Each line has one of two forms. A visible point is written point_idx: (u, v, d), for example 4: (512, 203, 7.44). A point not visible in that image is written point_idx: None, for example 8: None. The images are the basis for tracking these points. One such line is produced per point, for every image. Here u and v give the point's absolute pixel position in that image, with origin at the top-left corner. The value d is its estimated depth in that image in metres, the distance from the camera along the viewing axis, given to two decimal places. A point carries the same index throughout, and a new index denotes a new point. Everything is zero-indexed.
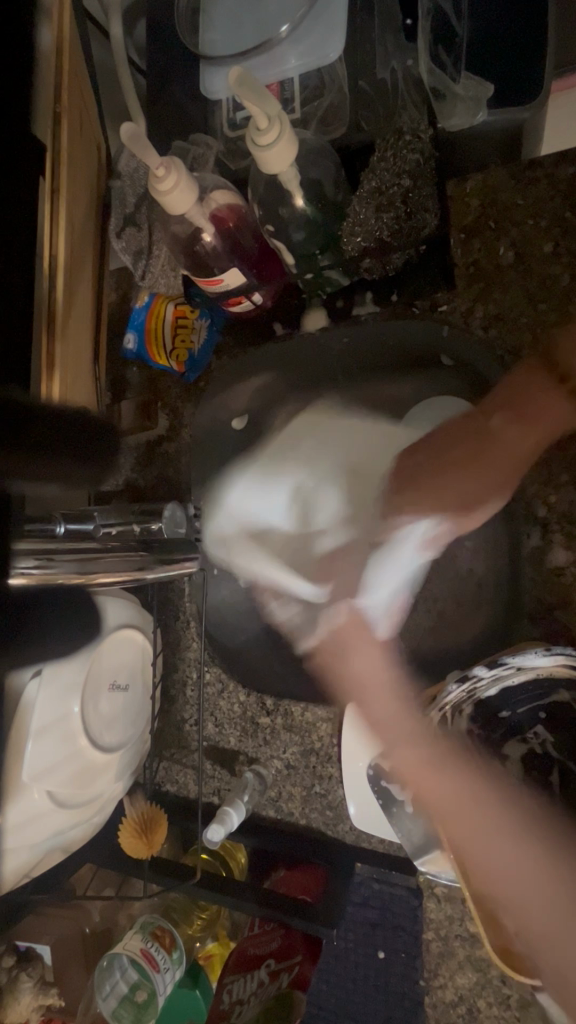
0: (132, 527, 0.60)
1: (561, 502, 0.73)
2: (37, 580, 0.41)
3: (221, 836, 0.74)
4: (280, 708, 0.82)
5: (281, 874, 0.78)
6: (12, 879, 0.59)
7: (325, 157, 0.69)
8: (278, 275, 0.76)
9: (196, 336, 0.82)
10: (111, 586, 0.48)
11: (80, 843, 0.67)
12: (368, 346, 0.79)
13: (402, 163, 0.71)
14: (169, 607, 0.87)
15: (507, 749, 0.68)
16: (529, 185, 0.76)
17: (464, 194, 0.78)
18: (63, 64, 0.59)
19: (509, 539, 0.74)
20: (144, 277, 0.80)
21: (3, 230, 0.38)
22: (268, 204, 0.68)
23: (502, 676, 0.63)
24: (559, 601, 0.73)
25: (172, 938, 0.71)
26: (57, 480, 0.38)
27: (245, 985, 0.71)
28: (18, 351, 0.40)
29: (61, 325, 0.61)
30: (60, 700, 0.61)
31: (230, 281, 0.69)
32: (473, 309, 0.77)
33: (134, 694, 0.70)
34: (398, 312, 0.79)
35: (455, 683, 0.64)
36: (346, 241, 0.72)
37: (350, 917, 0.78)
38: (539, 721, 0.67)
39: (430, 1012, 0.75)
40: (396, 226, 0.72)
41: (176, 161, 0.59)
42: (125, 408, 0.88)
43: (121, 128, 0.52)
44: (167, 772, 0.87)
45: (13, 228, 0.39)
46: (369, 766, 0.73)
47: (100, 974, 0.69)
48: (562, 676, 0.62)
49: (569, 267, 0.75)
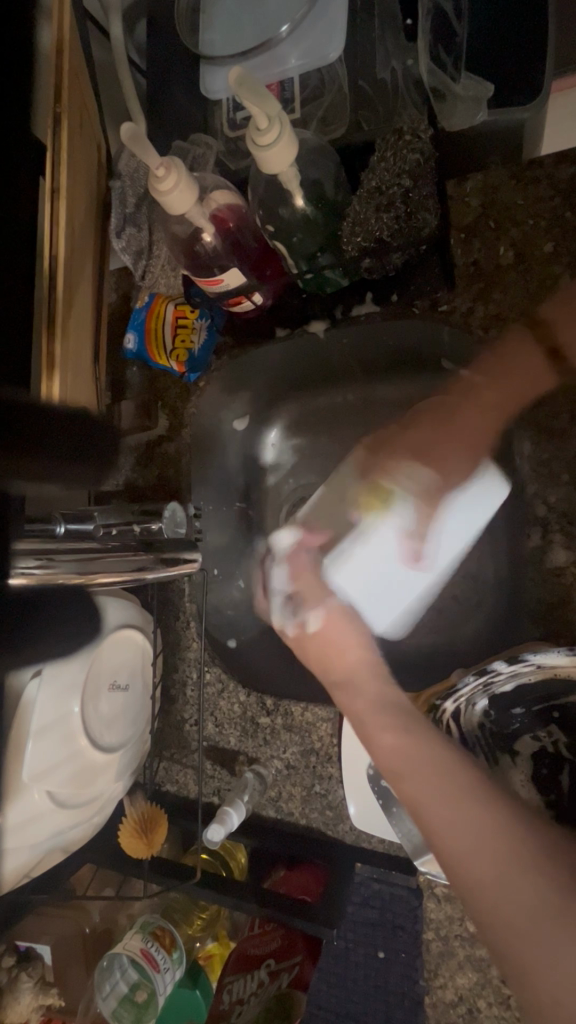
0: (132, 527, 0.60)
1: (561, 502, 0.74)
2: (38, 580, 0.41)
3: (221, 836, 0.73)
4: (280, 709, 0.82)
5: (281, 874, 0.79)
6: (13, 879, 0.59)
7: (326, 157, 0.69)
8: (278, 274, 0.76)
9: (196, 337, 0.82)
10: (111, 586, 0.47)
11: (80, 844, 0.67)
12: (371, 349, 0.79)
13: (402, 163, 0.69)
14: (169, 607, 0.87)
15: (517, 749, 0.68)
16: (529, 185, 0.77)
17: (464, 194, 0.79)
18: (63, 62, 0.59)
19: (512, 539, 0.73)
20: (144, 277, 0.81)
21: (8, 228, 0.38)
22: (268, 204, 0.68)
23: (519, 675, 0.64)
24: (560, 601, 0.74)
25: (172, 938, 0.71)
26: (57, 478, 0.38)
27: (246, 985, 0.71)
28: (19, 349, 0.39)
29: (61, 326, 0.61)
30: (60, 700, 0.61)
31: (230, 281, 0.69)
32: (473, 309, 0.78)
33: (134, 695, 0.70)
34: (398, 312, 0.78)
35: (472, 673, 0.64)
36: (347, 241, 0.71)
37: (350, 917, 0.77)
38: (551, 720, 0.67)
39: (430, 1012, 0.75)
40: (396, 226, 0.70)
41: (176, 160, 0.59)
42: (125, 408, 0.89)
43: (121, 128, 0.52)
44: (166, 772, 0.87)
45: (17, 227, 0.39)
46: (370, 765, 0.74)
47: (100, 974, 0.69)
48: (566, 677, 0.63)
49: (568, 268, 0.76)
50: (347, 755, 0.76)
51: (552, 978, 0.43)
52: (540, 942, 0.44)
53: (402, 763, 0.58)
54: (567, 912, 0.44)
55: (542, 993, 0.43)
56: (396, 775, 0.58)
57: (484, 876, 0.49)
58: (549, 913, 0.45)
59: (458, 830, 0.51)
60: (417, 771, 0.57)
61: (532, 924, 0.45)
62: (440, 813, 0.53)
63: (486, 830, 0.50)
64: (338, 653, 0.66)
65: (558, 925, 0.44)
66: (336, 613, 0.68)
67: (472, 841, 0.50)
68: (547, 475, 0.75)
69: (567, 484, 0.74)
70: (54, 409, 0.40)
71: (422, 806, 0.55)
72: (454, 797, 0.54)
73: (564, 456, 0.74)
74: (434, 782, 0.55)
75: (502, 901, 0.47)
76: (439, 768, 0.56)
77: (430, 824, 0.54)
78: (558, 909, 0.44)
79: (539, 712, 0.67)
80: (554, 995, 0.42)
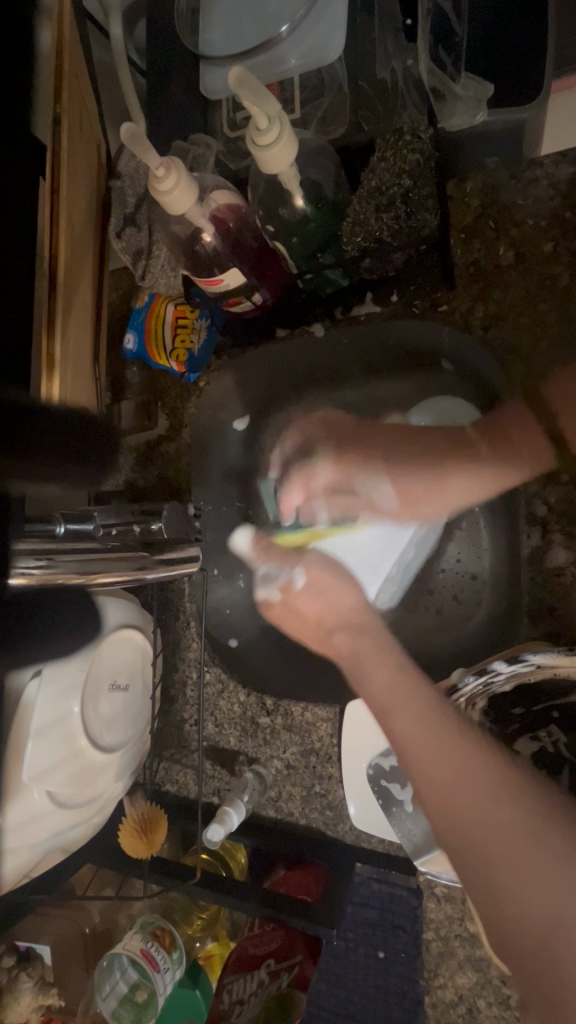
0: (132, 527, 0.60)
1: (561, 501, 0.74)
2: (38, 581, 0.41)
3: (221, 836, 0.73)
4: (280, 708, 0.82)
5: (281, 874, 0.78)
6: (13, 879, 0.59)
7: (325, 158, 0.69)
8: (278, 275, 0.75)
9: (196, 336, 0.82)
10: (111, 586, 0.47)
11: (80, 844, 0.67)
12: (371, 348, 0.80)
13: (402, 163, 0.69)
14: (168, 607, 0.87)
15: (517, 748, 0.66)
16: (529, 185, 0.77)
17: (464, 194, 0.79)
18: (63, 61, 0.59)
19: (509, 537, 0.75)
20: (144, 277, 0.78)
21: (10, 229, 0.38)
22: (268, 203, 0.69)
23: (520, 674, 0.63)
24: (559, 600, 0.74)
25: (172, 938, 0.71)
26: (57, 479, 0.38)
27: (246, 985, 0.71)
28: (20, 350, 0.39)
29: (61, 326, 0.61)
30: (60, 700, 0.61)
31: (230, 281, 0.69)
32: (473, 309, 0.78)
33: (134, 694, 0.70)
34: (398, 312, 0.79)
35: (472, 673, 0.65)
36: (346, 240, 0.71)
37: (350, 917, 0.77)
38: (552, 719, 0.66)
39: (430, 1011, 0.76)
40: (396, 226, 0.70)
41: (176, 161, 0.59)
42: (125, 408, 0.88)
43: (121, 128, 0.52)
44: (166, 772, 0.87)
45: (18, 228, 0.39)
46: (370, 765, 0.74)
47: (100, 974, 0.69)
48: (567, 676, 0.62)
49: (569, 268, 0.76)
50: (347, 756, 0.76)
51: (519, 881, 0.48)
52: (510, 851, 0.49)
53: (393, 705, 0.64)
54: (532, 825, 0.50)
55: (508, 893, 0.48)
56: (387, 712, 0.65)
57: (465, 801, 0.55)
58: (519, 830, 0.50)
59: (443, 759, 0.58)
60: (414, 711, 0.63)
61: (504, 836, 0.50)
62: (424, 745, 0.60)
63: (467, 762, 0.57)
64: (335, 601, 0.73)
65: (527, 838, 0.49)
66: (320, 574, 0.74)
67: (458, 769, 0.57)
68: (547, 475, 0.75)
69: (567, 484, 0.74)
70: (54, 409, 0.40)
71: (409, 740, 0.61)
72: (445, 737, 0.60)
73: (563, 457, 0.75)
74: (422, 720, 0.61)
75: (479, 818, 0.53)
76: (425, 706, 0.63)
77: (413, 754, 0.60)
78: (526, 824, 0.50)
79: (539, 711, 0.67)
80: (518, 894, 0.47)
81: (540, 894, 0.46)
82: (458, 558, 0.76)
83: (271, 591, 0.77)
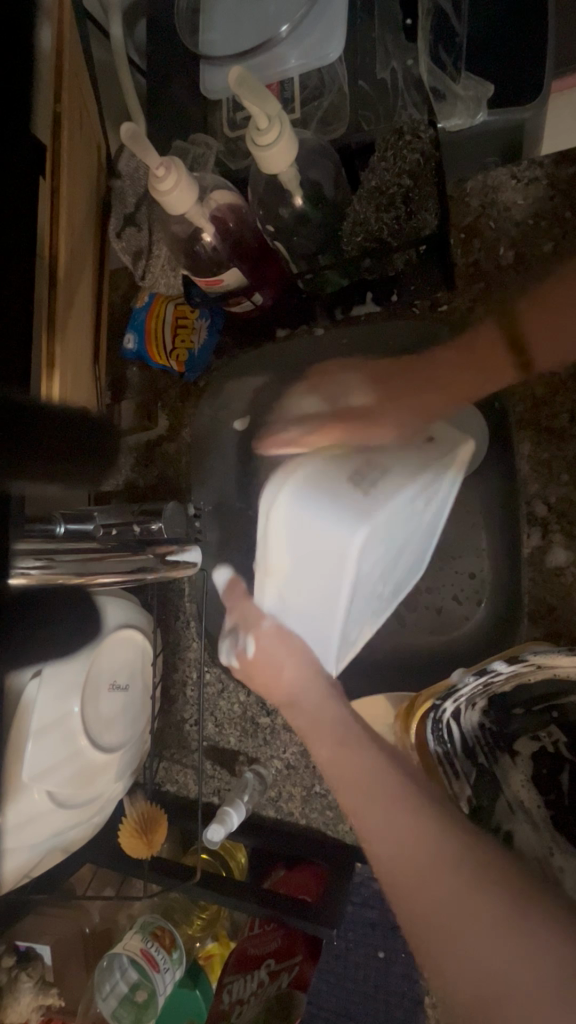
0: (132, 527, 0.60)
1: (560, 501, 0.74)
2: (38, 580, 0.41)
3: (221, 836, 0.73)
4: (281, 708, 0.83)
5: (281, 874, 0.78)
6: (13, 879, 0.59)
7: (325, 157, 0.69)
8: (279, 273, 0.74)
9: (196, 337, 0.84)
10: (110, 586, 0.47)
11: (80, 844, 0.67)
12: (367, 348, 0.79)
13: (402, 163, 0.69)
14: (168, 607, 0.87)
15: (516, 748, 0.68)
16: (529, 185, 0.76)
17: (464, 193, 0.79)
18: (63, 62, 0.59)
19: (509, 536, 0.75)
20: (144, 277, 0.79)
21: (13, 227, 0.38)
22: (268, 204, 0.69)
23: (519, 674, 0.62)
24: (559, 601, 0.74)
25: (172, 938, 0.71)
26: (56, 479, 0.37)
27: (246, 985, 0.71)
28: (21, 349, 0.39)
29: (61, 326, 0.61)
30: (59, 700, 0.60)
31: (230, 281, 0.70)
32: (473, 308, 0.79)
33: (133, 695, 0.70)
34: (398, 312, 0.80)
35: (472, 672, 0.64)
36: (347, 241, 0.73)
37: (349, 917, 0.79)
38: (551, 720, 0.66)
39: (430, 1012, 0.75)
40: (395, 227, 0.72)
41: (176, 161, 0.59)
42: (124, 408, 0.89)
43: (121, 128, 0.52)
44: (167, 772, 0.87)
45: (21, 225, 0.39)
46: None
47: (100, 974, 0.69)
48: (567, 677, 0.61)
49: None
50: None
51: (478, 966, 0.45)
52: (491, 946, 0.45)
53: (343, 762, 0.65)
54: (512, 915, 0.46)
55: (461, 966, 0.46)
56: (338, 769, 0.65)
57: (416, 884, 0.53)
58: (491, 897, 0.48)
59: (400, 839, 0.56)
60: (363, 781, 0.62)
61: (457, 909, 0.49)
62: (397, 840, 0.56)
63: (398, 818, 0.57)
64: (267, 666, 0.71)
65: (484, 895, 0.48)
66: (273, 637, 0.71)
67: (404, 831, 0.56)
68: (547, 475, 0.75)
69: (566, 484, 0.74)
70: (54, 408, 0.40)
71: (368, 814, 0.60)
72: (405, 812, 0.58)
73: (563, 457, 0.74)
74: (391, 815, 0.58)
75: (450, 928, 0.48)
76: (383, 781, 0.61)
77: (369, 830, 0.60)
78: (492, 904, 0.47)
79: (539, 712, 0.67)
80: (481, 969, 0.44)
81: (492, 956, 0.44)
82: (458, 560, 0.75)
83: (232, 655, 0.75)
